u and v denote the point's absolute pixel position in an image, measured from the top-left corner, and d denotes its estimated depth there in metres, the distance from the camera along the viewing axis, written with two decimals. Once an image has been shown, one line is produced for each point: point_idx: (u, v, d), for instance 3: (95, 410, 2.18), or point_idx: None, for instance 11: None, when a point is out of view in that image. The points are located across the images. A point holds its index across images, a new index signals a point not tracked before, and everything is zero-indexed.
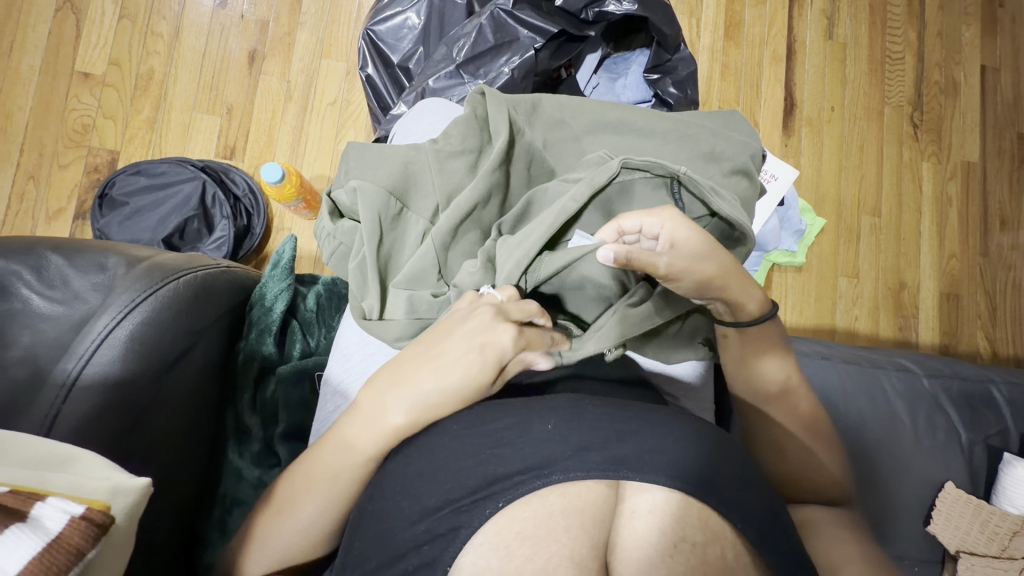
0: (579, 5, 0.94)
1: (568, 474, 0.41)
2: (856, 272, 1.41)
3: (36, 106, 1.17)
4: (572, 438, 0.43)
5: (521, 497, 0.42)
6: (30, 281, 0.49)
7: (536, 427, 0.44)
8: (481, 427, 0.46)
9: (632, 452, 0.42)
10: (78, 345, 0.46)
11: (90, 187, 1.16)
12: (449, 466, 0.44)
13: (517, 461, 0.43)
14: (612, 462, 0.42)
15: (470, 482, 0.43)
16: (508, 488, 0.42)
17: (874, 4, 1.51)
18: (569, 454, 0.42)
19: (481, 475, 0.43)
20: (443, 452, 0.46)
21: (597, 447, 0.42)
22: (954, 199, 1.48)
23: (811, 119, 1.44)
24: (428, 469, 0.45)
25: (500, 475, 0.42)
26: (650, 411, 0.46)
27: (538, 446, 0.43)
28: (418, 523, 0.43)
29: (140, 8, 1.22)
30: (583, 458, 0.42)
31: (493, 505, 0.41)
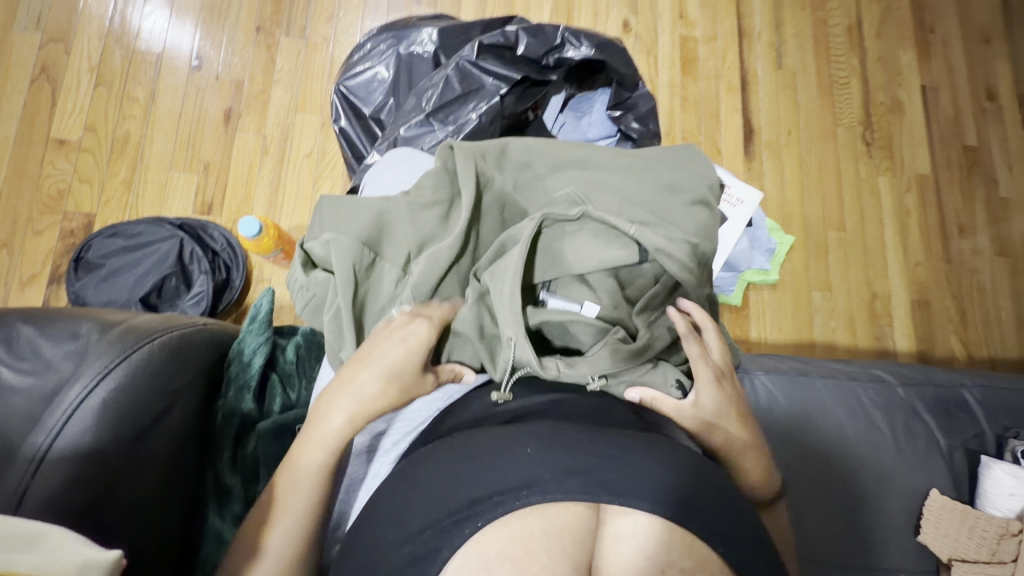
0: (539, 52, 0.99)
1: (546, 494, 0.42)
2: (828, 285, 1.45)
3: (10, 175, 1.18)
4: (552, 462, 0.43)
5: (502, 517, 0.41)
6: (3, 353, 0.49)
7: (516, 451, 0.44)
8: (463, 451, 0.45)
9: (611, 476, 0.43)
10: (49, 418, 0.46)
11: (65, 250, 1.15)
12: (429, 489, 0.44)
13: (498, 483, 0.42)
14: (590, 485, 0.42)
15: (451, 504, 0.42)
16: (488, 508, 0.41)
17: (817, 35, 1.61)
18: (549, 477, 0.42)
19: (461, 496, 0.42)
20: (427, 475, 0.45)
21: (577, 471, 0.43)
22: (913, 210, 1.55)
23: (770, 143, 1.52)
24: (410, 492, 0.44)
25: (480, 496, 0.42)
26: (627, 433, 0.47)
27: (518, 468, 0.43)
28: (402, 548, 0.42)
29: (116, 75, 1.25)
30: (562, 481, 0.42)
31: (473, 525, 0.41)
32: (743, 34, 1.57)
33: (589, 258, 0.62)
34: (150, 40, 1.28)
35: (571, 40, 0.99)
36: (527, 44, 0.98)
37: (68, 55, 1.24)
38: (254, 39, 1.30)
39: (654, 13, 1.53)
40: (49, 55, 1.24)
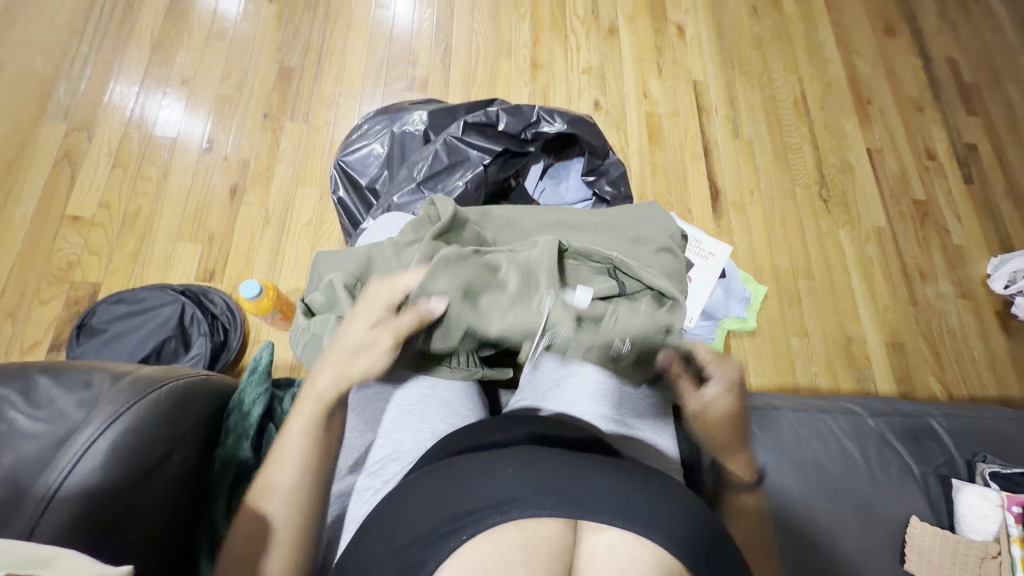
0: (518, 128, 1.11)
1: (524, 510, 0.44)
2: (805, 331, 1.52)
3: (23, 249, 1.24)
4: (529, 481, 0.46)
5: (483, 532, 0.43)
6: (19, 405, 0.51)
7: (497, 471, 0.48)
8: (451, 473, 0.49)
9: (586, 495, 0.46)
10: (61, 459, 0.48)
11: (68, 318, 1.20)
12: (418, 509, 0.46)
13: (480, 500, 0.45)
14: (565, 501, 0.45)
15: (436, 521, 0.45)
16: (470, 522, 0.44)
17: (768, 109, 1.81)
18: (527, 494, 0.45)
19: (447, 511, 0.45)
20: (418, 493, 0.48)
21: (552, 489, 0.46)
22: (875, 259, 1.65)
23: (735, 202, 1.65)
24: (402, 510, 0.47)
25: (464, 512, 0.45)
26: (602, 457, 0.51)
27: (498, 486, 0.46)
28: (387, 564, 0.44)
29: (133, 158, 1.36)
30: (539, 498, 0.45)
31: (457, 538, 0.43)
32: (701, 109, 1.75)
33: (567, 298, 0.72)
34: (166, 127, 1.41)
35: (546, 118, 1.12)
36: (507, 121, 1.11)
37: (90, 141, 1.37)
38: (261, 124, 1.44)
39: (621, 93, 1.72)
40: (72, 142, 1.36)
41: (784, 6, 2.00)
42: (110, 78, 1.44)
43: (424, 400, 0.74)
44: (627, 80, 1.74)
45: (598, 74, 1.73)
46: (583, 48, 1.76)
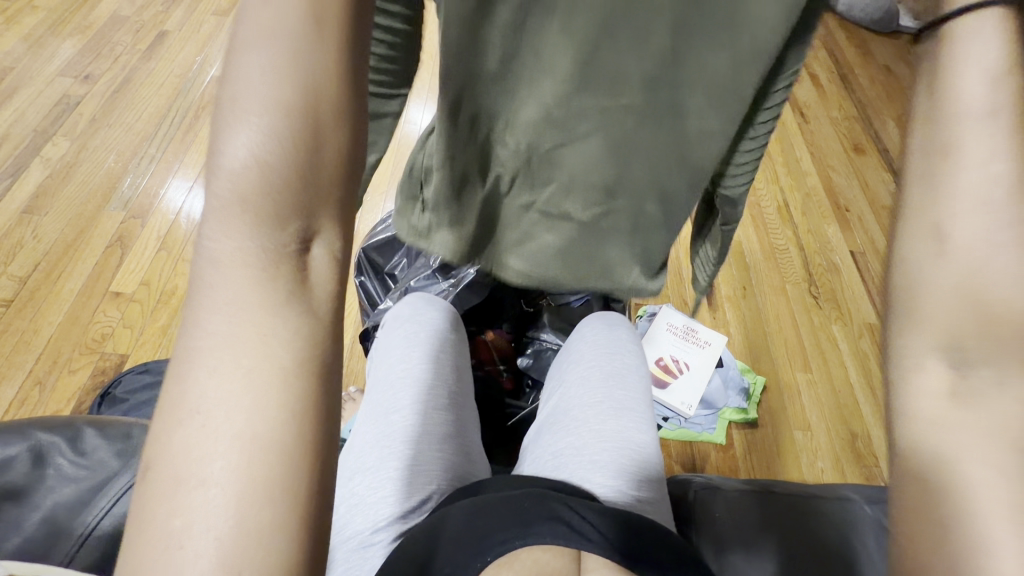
0: None
1: (538, 540, 0.59)
2: (808, 425, 1.52)
3: (63, 321, 1.34)
4: (543, 516, 0.61)
5: (505, 555, 0.58)
6: (66, 453, 0.60)
7: (519, 505, 0.62)
8: (484, 510, 0.61)
9: (587, 530, 0.60)
10: (98, 502, 0.56)
11: (92, 387, 1.26)
12: (454, 538, 0.60)
13: (504, 529, 0.59)
14: (571, 533, 0.60)
15: (472, 547, 0.59)
16: (494, 547, 0.58)
17: (754, 214, 1.98)
18: (541, 526, 0.60)
19: (477, 537, 0.59)
20: (456, 525, 0.61)
21: (562, 522, 0.60)
22: (871, 354, 1.70)
23: (729, 296, 1.75)
24: (444, 538, 0.60)
25: (495, 539, 0.59)
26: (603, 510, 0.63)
27: (519, 519, 0.60)
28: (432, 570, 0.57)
29: (178, 241, 1.51)
30: (552, 530, 0.59)
31: (482, 559, 0.58)
32: None
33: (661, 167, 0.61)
34: None
35: None
36: None
37: (143, 227, 1.53)
38: None
39: None
40: (126, 228, 1.52)
41: None
42: (169, 175, 1.64)
43: (445, 444, 0.81)
44: None
45: None
46: None
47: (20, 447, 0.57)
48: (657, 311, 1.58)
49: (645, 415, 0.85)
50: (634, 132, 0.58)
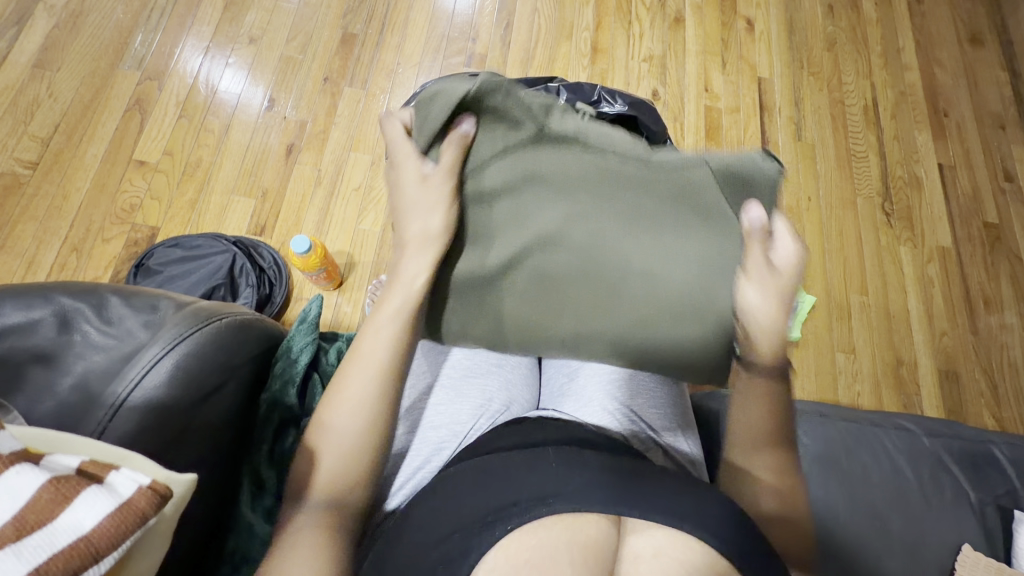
0: (578, 106, 1.12)
1: (568, 504, 0.53)
2: (851, 348, 1.45)
3: (91, 189, 1.30)
4: (577, 479, 0.55)
5: (530, 522, 0.52)
6: (92, 319, 0.53)
7: (546, 465, 0.58)
8: (509, 477, 0.58)
9: (626, 493, 0.54)
10: (128, 371, 0.50)
11: (127, 258, 1.25)
12: (472, 504, 0.56)
13: (528, 492, 0.55)
14: (610, 499, 0.53)
15: (485, 509, 0.55)
16: (514, 514, 0.53)
17: (835, 113, 1.72)
18: (573, 489, 0.54)
19: (494, 502, 0.55)
20: (467, 488, 0.59)
21: (598, 486, 0.55)
22: (936, 280, 1.56)
23: (790, 207, 1.59)
24: (458, 497, 0.58)
25: (509, 503, 0.54)
26: (645, 476, 0.57)
27: (546, 482, 0.56)
28: (435, 546, 0.55)
29: (199, 109, 1.41)
30: (584, 493, 0.54)
31: (502, 527, 0.53)
32: (764, 108, 1.68)
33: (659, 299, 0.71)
34: (231, 81, 1.45)
35: (606, 98, 1.12)
36: (566, 99, 1.11)
37: (160, 90, 1.42)
38: (322, 88, 1.47)
39: (681, 85, 1.67)
40: (143, 90, 1.41)
41: (863, 7, 1.89)
42: (183, 33, 1.48)
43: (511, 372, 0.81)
44: (688, 71, 1.69)
45: (659, 64, 1.68)
46: (646, 35, 1.71)
47: (45, 312, 0.52)
48: None
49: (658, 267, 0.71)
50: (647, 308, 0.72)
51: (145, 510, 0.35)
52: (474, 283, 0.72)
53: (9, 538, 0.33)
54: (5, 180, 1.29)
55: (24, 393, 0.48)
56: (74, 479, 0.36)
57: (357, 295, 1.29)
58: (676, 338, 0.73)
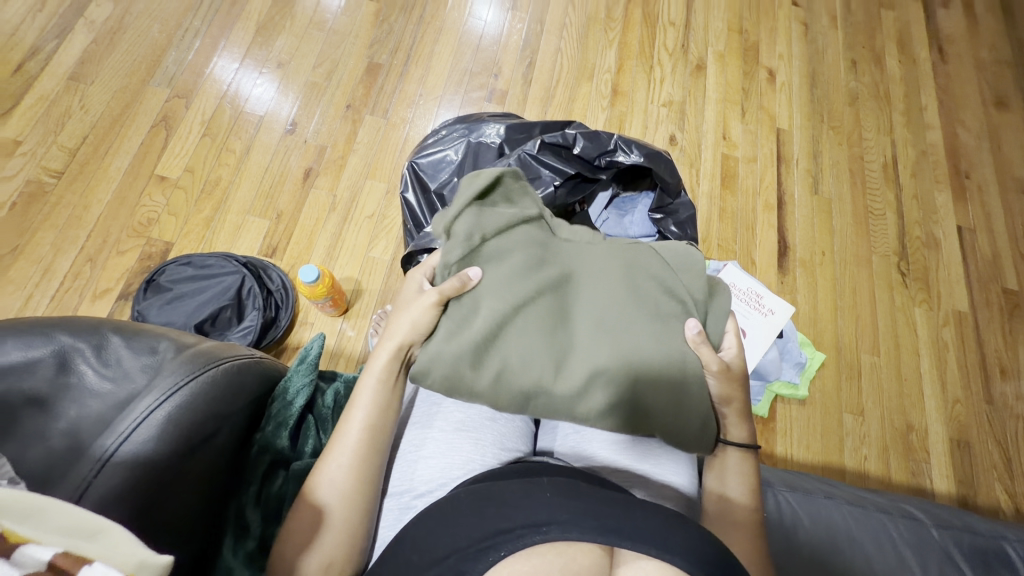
0: (593, 154, 1.12)
1: (563, 533, 0.46)
2: (860, 410, 1.41)
3: (111, 201, 1.33)
4: (569, 506, 0.48)
5: (522, 551, 0.46)
6: (90, 359, 0.53)
7: (536, 492, 0.50)
8: (497, 498, 0.51)
9: (628, 526, 0.47)
10: (119, 423, 0.49)
11: (139, 271, 1.27)
12: (457, 526, 0.49)
13: (519, 518, 0.48)
14: (607, 531, 0.46)
15: (476, 533, 0.48)
16: (508, 540, 0.46)
17: (853, 168, 1.71)
18: (564, 517, 0.47)
19: (485, 528, 0.48)
20: (456, 510, 0.51)
21: (594, 516, 0.47)
22: (950, 345, 1.52)
23: (804, 260, 1.57)
24: (445, 521, 0.51)
25: (503, 529, 0.47)
26: (650, 504, 0.50)
27: (537, 508, 0.48)
28: (429, 568, 0.47)
29: (223, 129, 1.44)
30: (578, 523, 0.47)
31: (495, 554, 0.46)
32: (782, 158, 1.68)
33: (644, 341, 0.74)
34: (256, 105, 1.49)
35: (623, 148, 1.13)
36: (583, 146, 1.12)
37: (188, 108, 1.45)
38: (344, 114, 1.50)
39: (700, 131, 1.68)
40: (171, 107, 1.45)
41: (887, 63, 1.90)
42: (215, 53, 1.53)
43: (507, 421, 0.78)
44: (707, 118, 1.70)
45: (678, 109, 1.69)
46: (667, 80, 1.73)
47: (45, 351, 0.52)
48: (720, 268, 1.44)
49: (632, 321, 0.75)
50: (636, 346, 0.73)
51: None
52: (464, 334, 0.72)
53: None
54: (30, 186, 1.32)
55: (15, 437, 0.48)
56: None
57: (361, 322, 1.29)
58: (666, 374, 0.73)
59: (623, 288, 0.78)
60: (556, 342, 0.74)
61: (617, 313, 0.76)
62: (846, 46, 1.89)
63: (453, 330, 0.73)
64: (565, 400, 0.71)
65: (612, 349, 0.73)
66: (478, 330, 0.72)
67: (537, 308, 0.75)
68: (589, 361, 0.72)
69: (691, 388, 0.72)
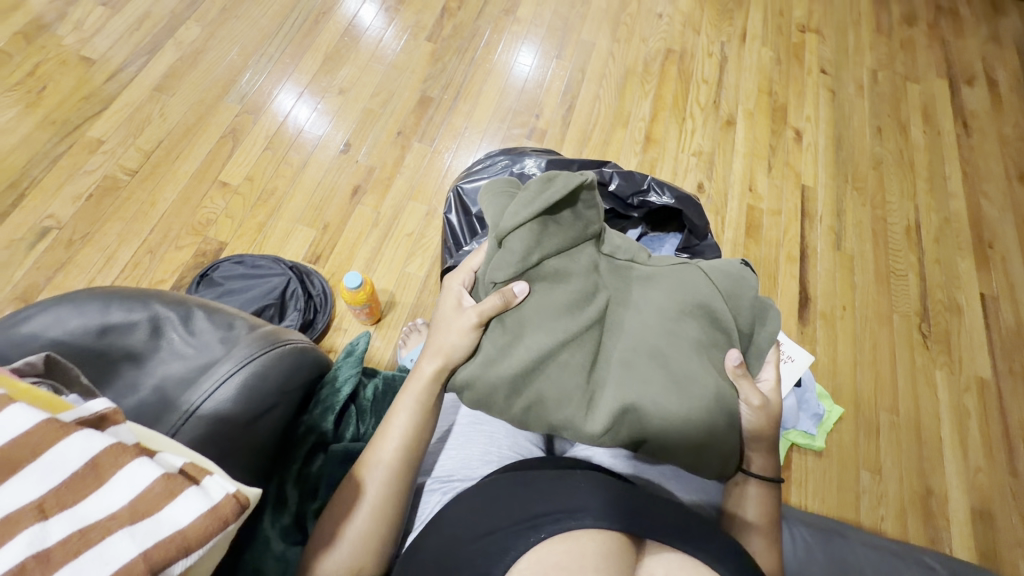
0: (628, 193, 1.19)
1: (595, 521, 0.53)
2: (878, 468, 1.40)
3: (176, 201, 1.44)
4: (600, 498, 0.55)
5: (560, 533, 0.53)
6: (178, 328, 0.60)
7: (569, 483, 0.58)
8: (534, 485, 0.59)
9: (652, 519, 0.55)
10: (203, 382, 0.55)
11: (193, 266, 1.36)
12: (501, 508, 0.57)
13: (556, 505, 0.55)
14: (635, 522, 0.54)
15: (518, 516, 0.55)
16: (548, 523, 0.53)
17: (876, 229, 1.76)
18: (595, 507, 0.54)
19: (527, 511, 0.55)
20: (498, 493, 0.59)
21: (622, 509, 0.55)
22: (972, 411, 1.51)
23: (824, 313, 1.59)
24: (489, 504, 0.58)
25: (542, 513, 0.54)
26: (668, 501, 0.59)
27: (571, 497, 0.55)
28: (474, 541, 0.55)
29: (284, 144, 1.56)
30: (609, 513, 0.54)
31: (536, 534, 0.53)
32: (806, 214, 1.74)
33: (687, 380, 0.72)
34: (316, 126, 1.61)
35: (655, 189, 1.20)
36: (618, 184, 1.20)
37: (254, 124, 1.59)
38: (394, 139, 1.62)
39: (727, 181, 1.75)
40: (239, 121, 1.58)
41: (911, 133, 1.97)
42: (283, 77, 1.67)
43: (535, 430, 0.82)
44: (735, 170, 1.78)
45: (707, 160, 1.78)
46: (697, 132, 1.82)
47: (143, 317, 0.60)
48: None
49: (680, 359, 0.73)
50: (679, 385, 0.71)
51: (229, 517, 0.34)
52: (506, 358, 0.73)
53: (123, 521, 0.32)
54: (106, 181, 1.44)
55: (115, 386, 0.55)
56: (179, 477, 0.35)
57: (392, 333, 1.35)
58: (706, 417, 0.71)
59: (671, 321, 0.75)
60: (596, 371, 0.74)
61: (664, 348, 0.73)
62: (872, 114, 1.98)
63: (495, 352, 0.74)
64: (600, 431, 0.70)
65: (656, 387, 0.71)
66: (520, 358, 0.72)
67: (578, 341, 0.74)
68: (627, 403, 0.70)
69: (723, 432, 0.73)
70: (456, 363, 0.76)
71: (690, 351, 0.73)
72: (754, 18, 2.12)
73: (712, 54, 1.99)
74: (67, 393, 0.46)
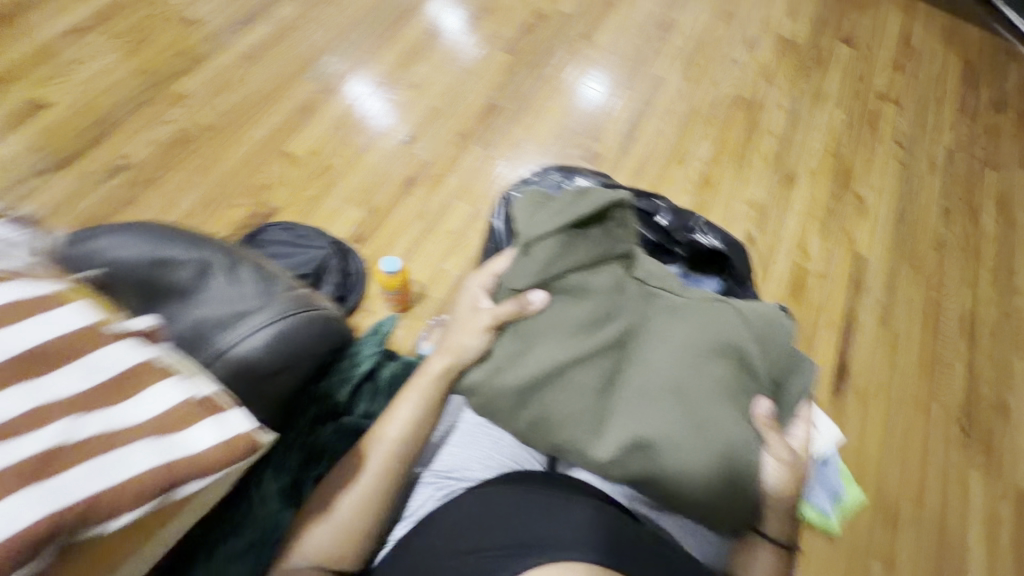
0: (675, 228, 1.18)
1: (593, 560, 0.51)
2: (892, 563, 1.31)
3: (239, 162, 1.51)
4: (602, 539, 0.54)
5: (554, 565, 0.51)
6: (221, 275, 0.63)
7: (574, 513, 0.57)
8: (537, 508, 0.57)
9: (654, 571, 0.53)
10: (236, 330, 0.58)
11: (243, 226, 1.42)
12: (500, 525, 0.56)
13: (556, 535, 0.54)
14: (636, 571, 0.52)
15: (514, 537, 0.54)
16: (543, 551, 0.52)
17: (929, 312, 1.68)
18: (594, 546, 0.53)
19: (525, 536, 0.54)
20: (499, 506, 0.59)
21: (624, 553, 0.53)
22: (1007, 523, 1.40)
23: (860, 388, 1.52)
24: (488, 516, 0.58)
25: (540, 539, 0.53)
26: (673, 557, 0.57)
27: (573, 530, 0.54)
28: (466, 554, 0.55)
29: (349, 127, 1.63)
30: (608, 555, 0.52)
31: (528, 560, 0.52)
32: (856, 283, 1.67)
33: (703, 422, 0.70)
34: (381, 115, 1.67)
35: (703, 229, 1.18)
36: (666, 218, 1.19)
37: (325, 103, 1.66)
38: (453, 139, 1.65)
39: (777, 236, 1.71)
40: (312, 99, 1.66)
41: (982, 219, 1.88)
42: (360, 65, 1.75)
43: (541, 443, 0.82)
44: (787, 226, 1.73)
45: (760, 211, 1.74)
46: (754, 182, 1.79)
47: (192, 258, 0.63)
48: None
49: (699, 398, 0.71)
50: (694, 424, 0.69)
51: None
52: (519, 368, 0.72)
53: None
54: (180, 134, 1.53)
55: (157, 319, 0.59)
56: None
57: (416, 325, 1.36)
58: (717, 464, 0.69)
59: (698, 360, 0.73)
60: (610, 396, 0.72)
61: (685, 386, 0.71)
62: (941, 194, 1.90)
63: (509, 361, 0.73)
64: (605, 461, 0.68)
65: (669, 422, 0.69)
66: (533, 370, 0.71)
67: (595, 361, 0.73)
68: (636, 435, 0.68)
69: (737, 485, 0.69)
70: (465, 364, 0.74)
71: (711, 397, 0.71)
72: (831, 79, 2.08)
73: (782, 108, 1.97)
74: (154, 341, 0.51)
